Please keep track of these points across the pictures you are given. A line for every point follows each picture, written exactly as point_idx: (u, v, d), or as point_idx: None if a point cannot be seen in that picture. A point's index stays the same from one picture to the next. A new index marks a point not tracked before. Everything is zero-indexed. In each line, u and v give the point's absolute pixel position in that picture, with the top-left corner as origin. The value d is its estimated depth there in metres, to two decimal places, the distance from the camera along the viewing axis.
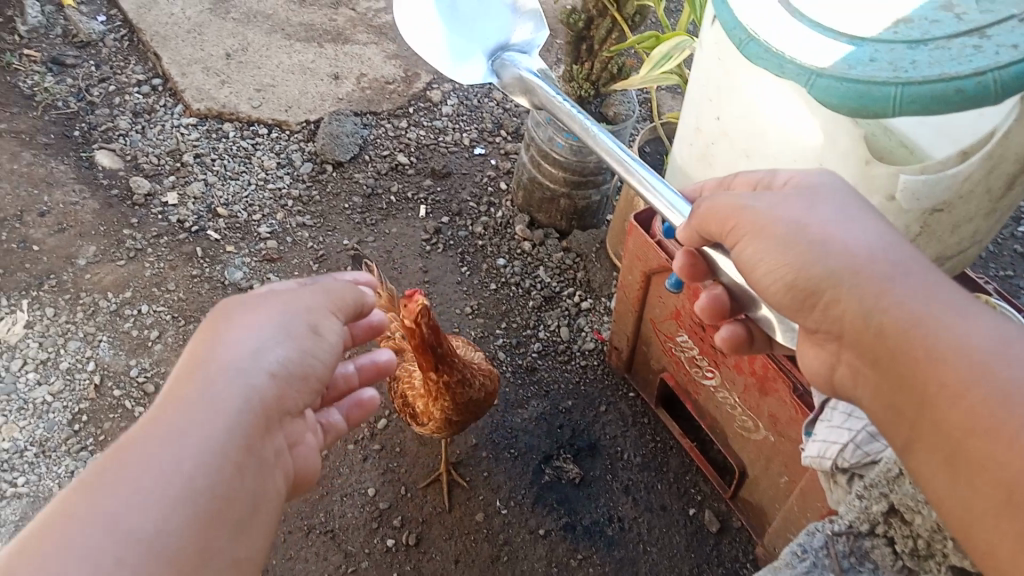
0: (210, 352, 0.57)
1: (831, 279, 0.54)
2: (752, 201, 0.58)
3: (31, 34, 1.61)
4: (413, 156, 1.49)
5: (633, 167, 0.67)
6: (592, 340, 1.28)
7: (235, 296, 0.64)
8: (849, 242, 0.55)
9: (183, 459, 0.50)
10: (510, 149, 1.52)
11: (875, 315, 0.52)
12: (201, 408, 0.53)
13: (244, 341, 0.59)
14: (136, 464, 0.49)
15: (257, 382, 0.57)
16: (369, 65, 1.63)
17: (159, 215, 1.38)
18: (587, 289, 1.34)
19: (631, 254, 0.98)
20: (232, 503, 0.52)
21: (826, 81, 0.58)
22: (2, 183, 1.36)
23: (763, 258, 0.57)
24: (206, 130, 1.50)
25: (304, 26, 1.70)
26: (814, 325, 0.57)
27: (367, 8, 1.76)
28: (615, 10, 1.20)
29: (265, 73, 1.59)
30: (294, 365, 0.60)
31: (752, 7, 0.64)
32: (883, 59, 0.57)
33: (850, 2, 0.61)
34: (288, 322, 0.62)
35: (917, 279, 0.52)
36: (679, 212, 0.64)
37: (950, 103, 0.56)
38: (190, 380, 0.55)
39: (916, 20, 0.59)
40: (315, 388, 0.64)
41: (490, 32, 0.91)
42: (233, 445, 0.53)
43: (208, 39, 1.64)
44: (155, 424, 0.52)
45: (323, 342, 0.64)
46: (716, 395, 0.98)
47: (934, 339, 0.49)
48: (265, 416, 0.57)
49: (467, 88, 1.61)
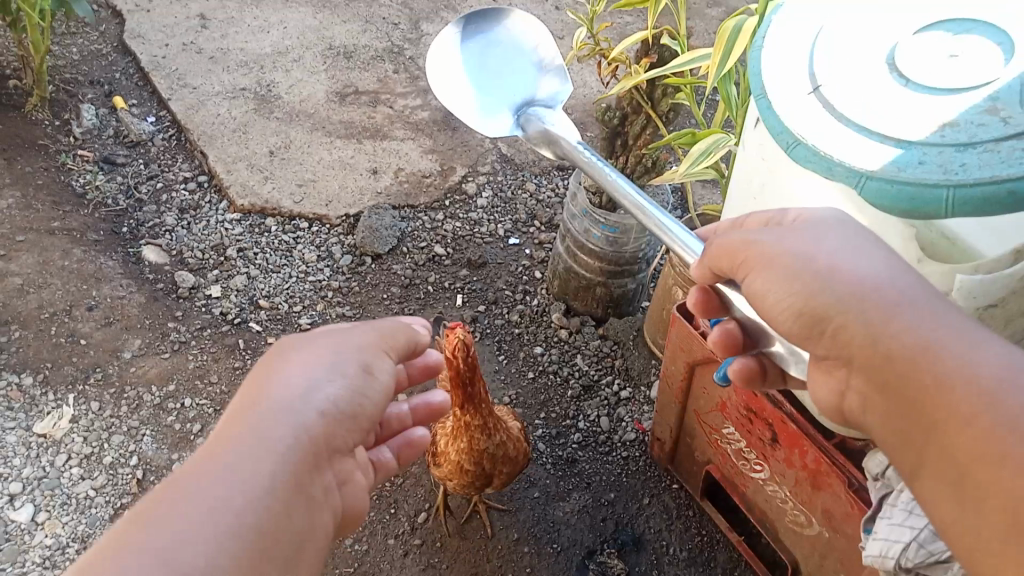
0: (266, 393, 0.65)
1: (839, 307, 0.56)
2: (762, 236, 0.61)
3: (85, 136, 1.68)
4: (449, 247, 1.52)
5: (646, 209, 0.69)
6: (632, 430, 1.26)
7: (290, 340, 0.72)
8: (857, 272, 0.57)
9: (234, 494, 0.57)
10: (545, 239, 1.55)
11: (882, 340, 0.55)
12: (250, 446, 0.60)
13: (297, 382, 0.66)
14: (183, 499, 0.55)
15: (307, 420, 0.64)
16: (407, 160, 1.68)
17: (203, 308, 1.41)
18: (626, 377, 1.33)
19: (673, 344, 0.97)
20: (276, 538, 0.58)
21: (876, 182, 0.64)
22: (53, 279, 1.40)
23: (774, 289, 0.59)
24: (249, 225, 1.55)
25: (344, 124, 1.77)
26: (824, 353, 0.59)
27: (403, 105, 1.83)
28: (650, 108, 1.23)
29: (306, 170, 1.65)
30: (344, 405, 0.67)
31: (800, 115, 0.69)
32: (932, 161, 0.63)
33: (896, 107, 0.66)
34: (340, 363, 0.69)
35: (923, 308, 0.55)
36: (691, 250, 0.66)
37: (1001, 201, 0.61)
38: (245, 420, 0.62)
39: (963, 123, 0.63)
40: (362, 427, 0.71)
41: (515, 85, 1.01)
42: (281, 482, 0.60)
43: (252, 137, 1.71)
44: (205, 462, 0.58)
45: (374, 382, 0.71)
46: (765, 488, 0.95)
47: (941, 366, 0.52)
48: (312, 452, 0.63)
49: (501, 180, 1.65)
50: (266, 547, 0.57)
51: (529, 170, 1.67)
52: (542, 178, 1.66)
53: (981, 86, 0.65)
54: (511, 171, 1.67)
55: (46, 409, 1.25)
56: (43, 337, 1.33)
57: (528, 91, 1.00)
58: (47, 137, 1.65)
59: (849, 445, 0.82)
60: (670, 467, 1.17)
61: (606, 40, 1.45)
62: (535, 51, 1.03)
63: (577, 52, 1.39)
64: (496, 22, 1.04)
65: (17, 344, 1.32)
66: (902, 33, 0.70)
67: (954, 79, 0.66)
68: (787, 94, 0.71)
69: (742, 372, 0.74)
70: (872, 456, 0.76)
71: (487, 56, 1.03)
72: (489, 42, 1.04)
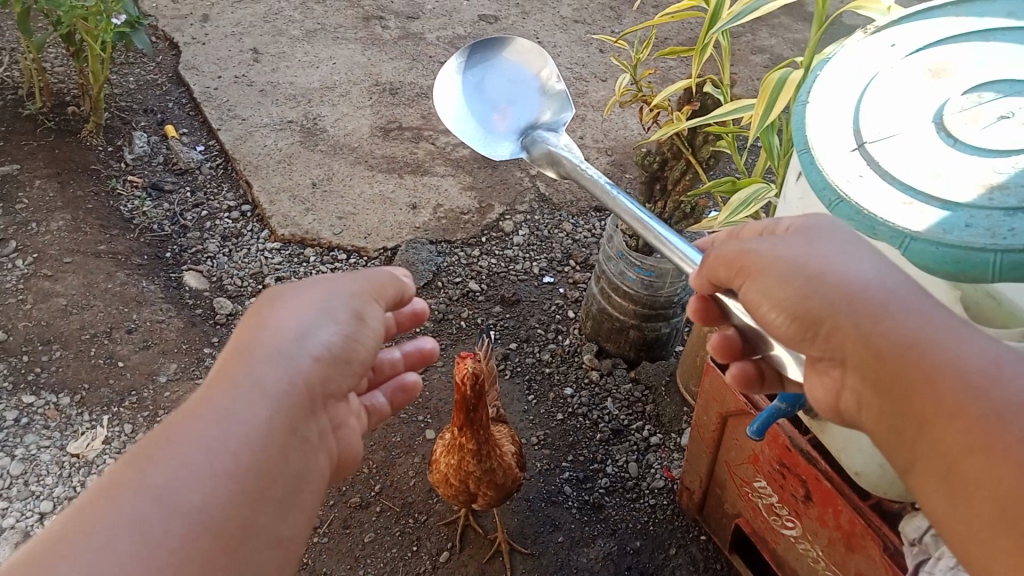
0: (257, 336, 0.62)
1: (830, 308, 0.54)
2: (756, 245, 0.59)
3: (136, 162, 1.74)
4: (484, 283, 1.52)
5: (649, 225, 0.68)
6: (661, 478, 1.24)
7: (279, 286, 0.68)
8: (846, 273, 0.54)
9: (229, 438, 0.55)
10: (579, 279, 1.55)
11: (872, 340, 0.52)
12: (246, 390, 0.58)
13: (291, 325, 0.64)
14: (180, 445, 0.53)
15: (302, 364, 0.62)
16: (446, 196, 1.70)
17: None
18: (657, 423, 1.31)
19: (707, 394, 0.96)
20: (276, 480, 0.56)
21: (920, 244, 0.62)
22: (96, 300, 1.43)
23: (770, 295, 0.56)
24: (288, 254, 1.57)
25: (386, 158, 1.80)
26: (818, 354, 0.56)
27: (445, 142, 1.85)
28: (691, 154, 1.23)
29: (347, 202, 1.67)
30: (338, 350, 0.65)
31: (844, 172, 0.68)
32: (980, 224, 0.62)
33: (941, 168, 0.65)
34: (334, 307, 0.67)
35: (911, 304, 0.52)
36: (691, 261, 0.64)
37: None
38: (235, 361, 0.60)
39: (1012, 186, 0.62)
40: (356, 371, 0.68)
41: (512, 113, 0.97)
42: (277, 424, 0.58)
43: (296, 169, 1.75)
44: (200, 408, 0.56)
45: (366, 328, 0.68)
46: (797, 546, 0.92)
47: (932, 362, 0.49)
48: (308, 396, 0.61)
49: (539, 219, 1.65)
50: (263, 490, 0.55)
51: (567, 210, 1.68)
52: (579, 218, 1.67)
53: None
54: (548, 210, 1.68)
55: (81, 429, 1.27)
56: (83, 358, 1.36)
57: (526, 117, 0.97)
58: (99, 162, 1.70)
59: (886, 506, 0.79)
60: (699, 518, 1.14)
61: (649, 84, 1.46)
62: (536, 76, 0.99)
63: (619, 96, 1.39)
64: (496, 48, 1.01)
65: (57, 363, 1.35)
66: (952, 92, 0.69)
67: (1005, 141, 0.65)
68: (829, 150, 0.70)
69: (738, 376, 0.69)
70: (909, 520, 0.73)
71: (485, 83, 0.99)
72: (488, 67, 1.00)
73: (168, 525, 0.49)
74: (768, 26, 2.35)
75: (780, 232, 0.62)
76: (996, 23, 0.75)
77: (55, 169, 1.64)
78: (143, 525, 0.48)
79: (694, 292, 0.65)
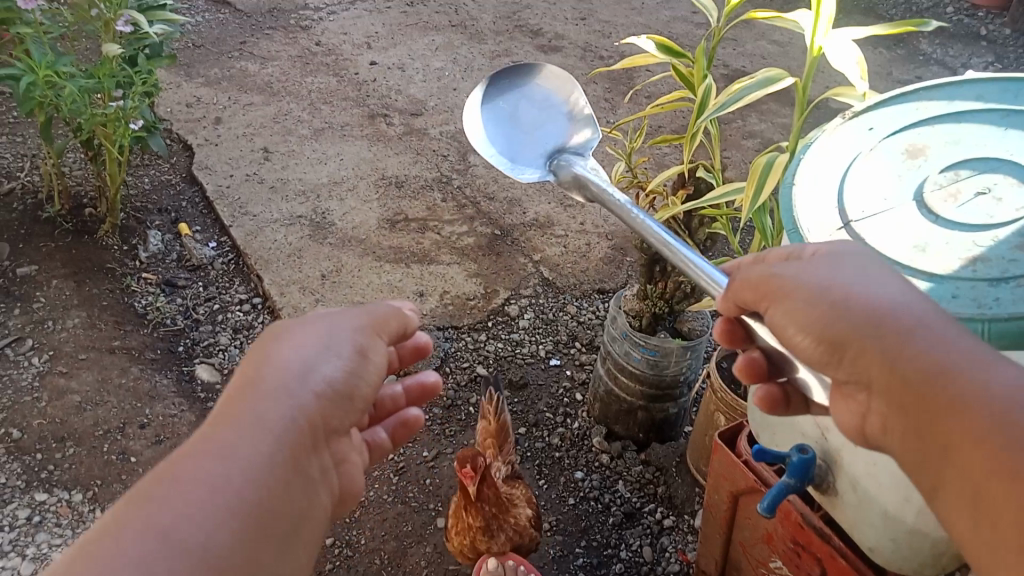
0: (261, 369, 0.64)
1: (858, 334, 0.56)
2: (780, 270, 0.61)
3: (150, 259, 1.78)
4: (491, 367, 1.54)
5: (676, 249, 0.67)
6: (676, 562, 1.22)
7: (284, 320, 0.71)
8: (872, 300, 0.58)
9: (232, 474, 0.56)
10: (586, 361, 1.56)
11: (899, 366, 0.55)
12: (250, 423, 0.60)
13: (295, 356, 0.66)
14: (187, 477, 0.55)
15: (303, 398, 0.63)
16: (452, 283, 1.73)
17: None
18: (669, 505, 1.30)
19: (716, 473, 0.96)
20: (279, 517, 0.58)
21: None
22: (110, 397, 1.45)
23: (798, 318, 0.59)
24: None
25: (393, 248, 1.84)
26: (846, 378, 0.58)
27: (450, 231, 1.90)
28: (687, 237, 1.27)
29: (356, 292, 1.71)
30: (341, 383, 0.67)
31: None
32: (966, 295, 0.64)
33: (924, 242, 0.68)
34: (339, 343, 0.69)
35: (937, 333, 0.55)
36: (718, 281, 0.64)
37: None
38: (240, 400, 0.62)
39: (993, 258, 0.65)
40: (359, 409, 0.70)
41: (544, 135, 0.96)
42: (280, 459, 0.59)
43: (306, 261, 1.79)
44: (206, 441, 0.57)
45: (369, 364, 0.71)
46: None
47: (963, 388, 0.52)
48: (311, 433, 0.63)
49: (544, 302, 1.68)
50: (264, 523, 0.56)
51: (571, 293, 1.71)
52: (583, 301, 1.70)
53: (1009, 223, 0.67)
54: (553, 294, 1.71)
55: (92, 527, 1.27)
56: (95, 455, 1.36)
57: (556, 140, 0.95)
58: (115, 261, 1.74)
59: None
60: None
61: (645, 172, 1.51)
62: (566, 101, 0.99)
63: (616, 183, 1.44)
64: (528, 75, 1.01)
65: (70, 461, 1.35)
66: (930, 172, 0.73)
67: (983, 215, 0.68)
68: (816, 229, 0.73)
69: (763, 396, 0.69)
70: None
71: (517, 106, 0.99)
72: (518, 94, 1.00)
73: (174, 554, 0.50)
74: (757, 112, 2.44)
75: (806, 256, 0.64)
76: (965, 105, 0.79)
77: (72, 270, 1.69)
78: (153, 555, 0.49)
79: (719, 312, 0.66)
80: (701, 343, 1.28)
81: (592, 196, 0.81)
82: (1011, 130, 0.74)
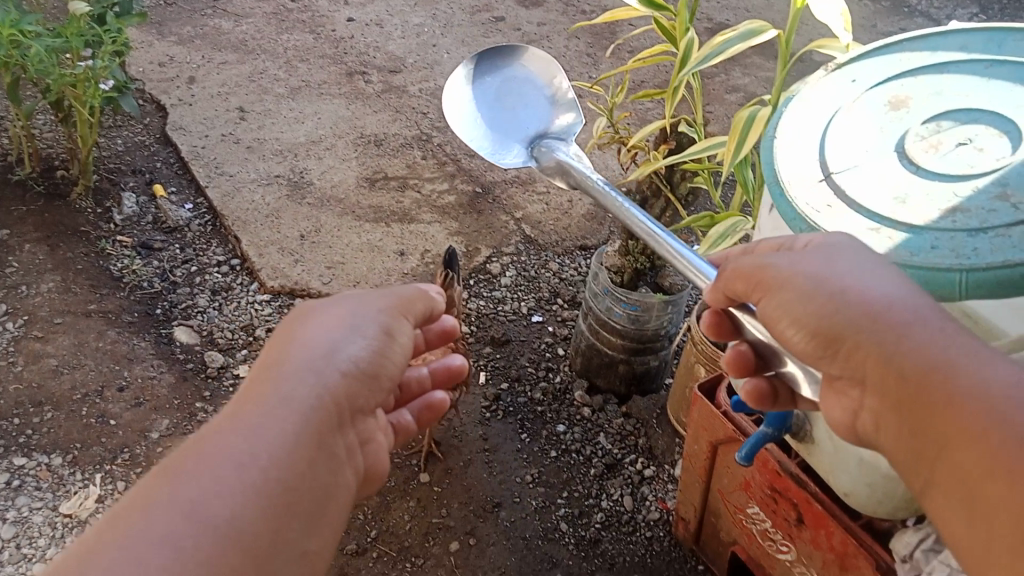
0: (291, 352, 0.73)
1: (852, 328, 0.60)
2: (775, 260, 0.65)
3: (125, 222, 1.75)
4: (473, 325, 1.53)
5: (661, 237, 0.74)
6: (657, 510, 1.24)
7: (314, 303, 0.80)
8: (868, 294, 0.61)
9: (258, 453, 0.64)
10: (567, 317, 1.56)
11: (894, 361, 0.59)
12: (274, 406, 0.68)
13: (322, 341, 0.74)
14: (212, 454, 0.63)
15: (328, 379, 0.72)
16: (433, 242, 1.72)
17: (231, 388, 1.44)
18: (650, 456, 1.32)
19: (696, 423, 0.97)
20: (304, 492, 0.66)
21: None
22: (87, 360, 1.44)
23: (790, 310, 0.63)
24: (278, 306, 1.59)
25: (372, 208, 1.82)
26: (838, 372, 0.62)
27: (430, 189, 1.88)
28: (669, 191, 1.25)
29: (335, 252, 1.69)
30: (365, 365, 0.75)
31: (812, 202, 0.70)
32: (945, 246, 0.64)
33: (904, 194, 0.68)
34: (361, 325, 0.78)
35: (933, 327, 0.59)
36: (704, 273, 0.71)
37: (1017, 285, 0.61)
38: (270, 383, 0.70)
39: (973, 209, 0.65)
40: (381, 387, 0.79)
41: (526, 119, 1.08)
42: (305, 439, 0.67)
43: (284, 222, 1.77)
44: (231, 423, 0.66)
45: (391, 346, 0.79)
46: (793, 570, 0.92)
47: (953, 384, 0.56)
48: (334, 410, 0.71)
49: (525, 260, 1.67)
50: (288, 498, 0.64)
51: (552, 250, 1.70)
52: (564, 258, 1.69)
53: (990, 173, 0.66)
54: (535, 251, 1.70)
55: (73, 489, 1.26)
56: (74, 418, 1.35)
57: (539, 124, 1.07)
58: (89, 224, 1.72)
59: (876, 525, 0.80)
60: (695, 548, 1.14)
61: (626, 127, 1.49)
62: (548, 84, 1.11)
63: (598, 139, 1.42)
64: (510, 58, 1.13)
65: (48, 425, 1.34)
66: (911, 125, 0.72)
67: (965, 165, 0.67)
68: (797, 182, 0.72)
69: (751, 391, 0.73)
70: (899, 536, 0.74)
71: (499, 92, 1.11)
72: (506, 80, 1.12)
73: (201, 525, 0.58)
74: (740, 66, 2.41)
75: (799, 246, 0.67)
76: (948, 55, 0.78)
77: (45, 233, 1.66)
78: (177, 530, 0.57)
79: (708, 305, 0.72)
80: (682, 297, 1.28)
81: (575, 181, 0.91)
82: (994, 80, 0.74)
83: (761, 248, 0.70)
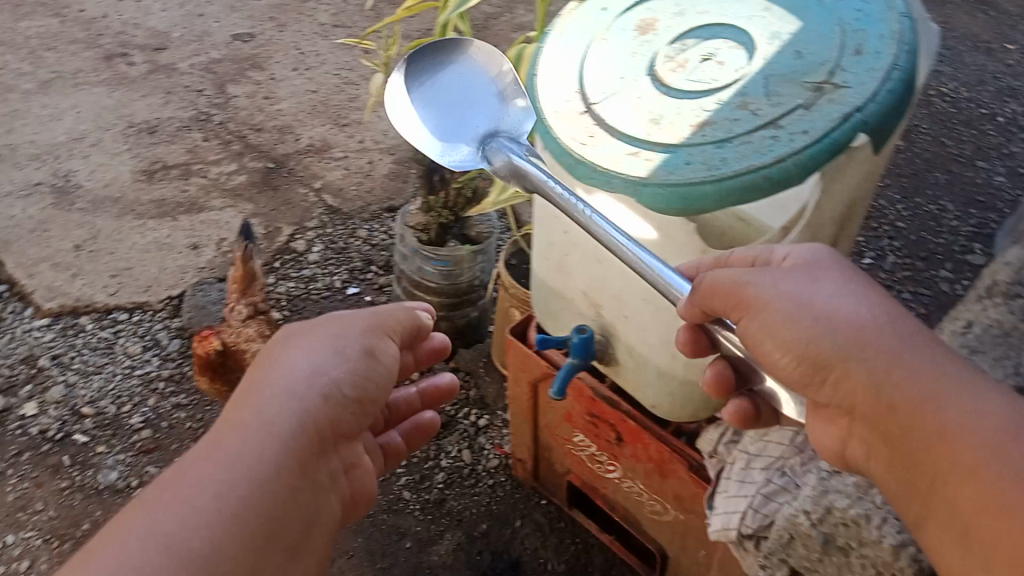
0: (273, 378, 0.71)
1: (841, 356, 0.60)
2: (752, 276, 0.63)
3: None
4: (286, 310, 1.47)
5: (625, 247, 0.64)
6: (496, 457, 1.26)
7: (301, 324, 0.78)
8: (850, 318, 0.62)
9: (238, 483, 0.62)
10: (383, 283, 1.53)
11: (884, 393, 0.59)
12: (256, 433, 0.65)
13: (304, 366, 0.72)
14: (192, 481, 0.61)
15: (313, 402, 0.69)
16: (229, 228, 1.62)
17: (19, 431, 1.29)
18: (482, 405, 1.33)
19: (514, 367, 0.98)
20: (286, 523, 0.64)
21: (650, 189, 0.67)
22: None
23: (774, 335, 0.62)
24: (61, 328, 1.43)
25: (155, 202, 1.68)
26: (825, 401, 0.62)
27: (218, 172, 1.76)
28: None
29: (119, 258, 1.55)
30: (351, 386, 0.73)
31: (574, 135, 0.72)
32: (697, 160, 0.66)
33: (656, 116, 0.70)
34: (346, 345, 0.75)
35: (923, 355, 0.60)
36: (677, 289, 0.64)
37: (762, 189, 0.65)
38: (252, 408, 0.68)
39: (719, 121, 0.68)
40: (369, 409, 0.77)
41: (473, 118, 0.83)
42: (287, 467, 0.65)
43: (53, 234, 1.59)
44: (215, 450, 0.64)
45: (377, 363, 0.77)
46: (621, 486, 0.97)
47: (942, 417, 0.57)
48: (318, 436, 0.69)
49: (332, 231, 1.62)
50: (270, 531, 0.62)
51: (358, 216, 1.65)
52: (372, 223, 1.65)
53: (727, 87, 0.69)
54: (340, 221, 1.64)
55: None
56: None
57: (490, 122, 0.82)
58: None
59: (685, 428, 0.87)
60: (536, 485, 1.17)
61: None
62: (498, 76, 0.84)
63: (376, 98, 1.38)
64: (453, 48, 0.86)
65: None
66: (658, 48, 0.74)
67: (707, 82, 0.70)
68: (560, 116, 0.74)
69: (735, 412, 0.71)
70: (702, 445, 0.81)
71: (438, 87, 0.84)
72: (433, 74, 0.85)
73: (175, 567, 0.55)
74: (523, 3, 2.42)
75: (778, 261, 0.67)
76: None
77: None
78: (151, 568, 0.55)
79: (683, 324, 0.69)
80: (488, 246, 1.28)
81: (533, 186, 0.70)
82: None
83: (735, 262, 0.67)
